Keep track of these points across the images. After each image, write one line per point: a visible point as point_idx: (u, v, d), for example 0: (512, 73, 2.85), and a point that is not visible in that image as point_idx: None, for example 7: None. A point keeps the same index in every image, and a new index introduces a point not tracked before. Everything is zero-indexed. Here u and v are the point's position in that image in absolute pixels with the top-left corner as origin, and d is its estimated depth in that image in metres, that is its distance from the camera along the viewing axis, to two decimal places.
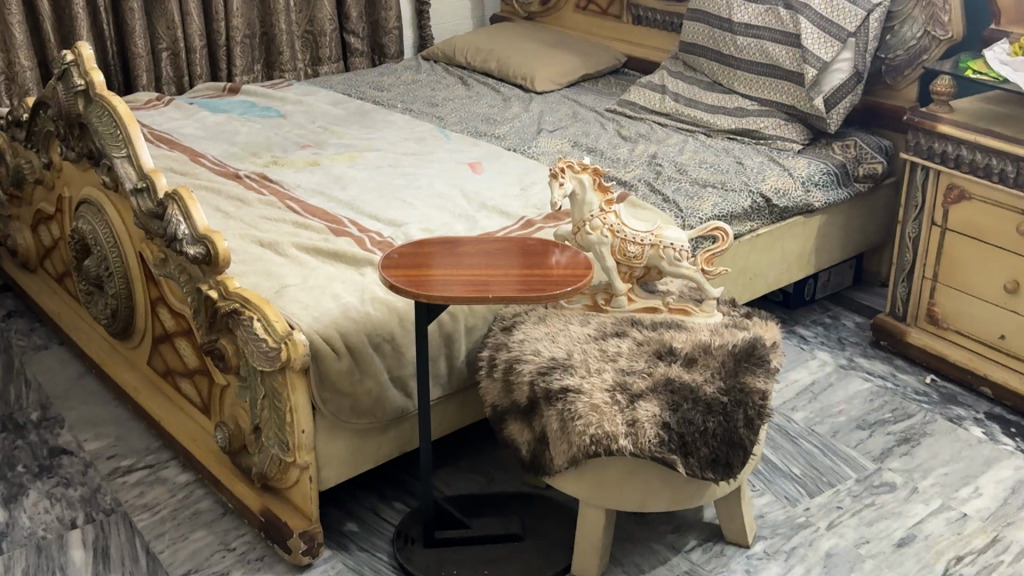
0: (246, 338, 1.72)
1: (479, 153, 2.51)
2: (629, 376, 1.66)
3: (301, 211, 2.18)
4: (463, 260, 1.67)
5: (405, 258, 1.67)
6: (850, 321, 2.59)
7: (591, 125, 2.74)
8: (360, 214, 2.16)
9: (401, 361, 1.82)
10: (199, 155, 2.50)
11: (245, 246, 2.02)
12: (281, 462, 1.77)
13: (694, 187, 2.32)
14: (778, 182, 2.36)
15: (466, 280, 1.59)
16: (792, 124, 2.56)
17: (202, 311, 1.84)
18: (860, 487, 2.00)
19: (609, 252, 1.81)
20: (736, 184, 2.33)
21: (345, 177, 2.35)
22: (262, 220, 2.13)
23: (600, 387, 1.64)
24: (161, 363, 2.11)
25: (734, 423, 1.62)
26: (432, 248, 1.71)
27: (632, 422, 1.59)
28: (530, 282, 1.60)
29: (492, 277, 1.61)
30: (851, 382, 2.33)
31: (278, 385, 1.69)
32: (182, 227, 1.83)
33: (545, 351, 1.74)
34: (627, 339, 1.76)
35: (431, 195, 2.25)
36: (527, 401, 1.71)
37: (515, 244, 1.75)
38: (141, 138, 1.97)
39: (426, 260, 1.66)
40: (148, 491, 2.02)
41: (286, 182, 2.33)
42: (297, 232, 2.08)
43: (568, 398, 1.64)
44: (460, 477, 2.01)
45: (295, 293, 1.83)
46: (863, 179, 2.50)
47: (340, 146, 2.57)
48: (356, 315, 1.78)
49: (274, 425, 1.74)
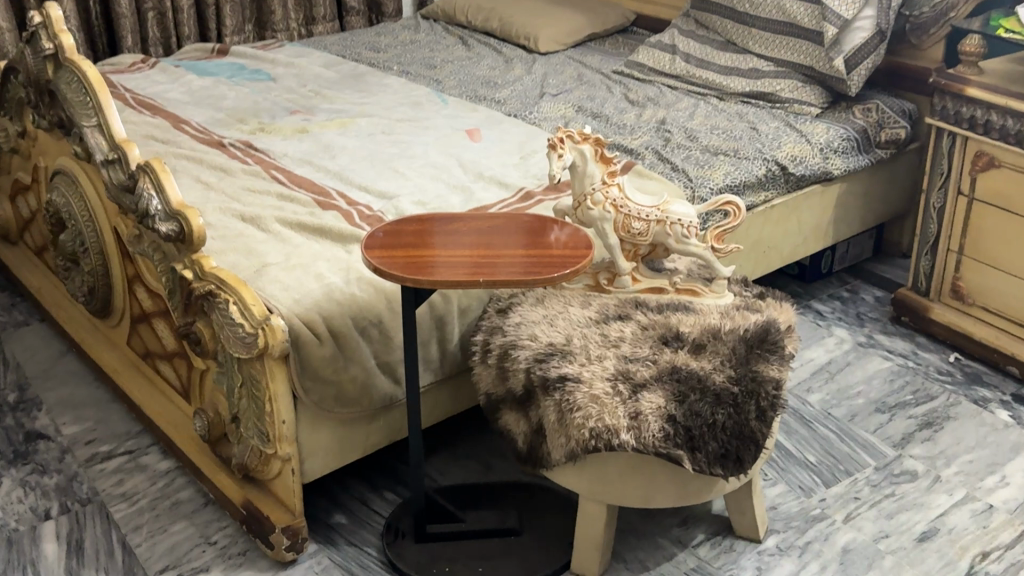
0: (222, 323, 1.61)
1: (478, 119, 2.38)
2: (632, 364, 1.54)
3: (287, 183, 2.05)
4: (457, 239, 1.54)
5: (393, 236, 1.54)
6: (869, 295, 2.46)
7: (597, 88, 2.60)
8: (349, 186, 2.04)
9: (389, 346, 1.70)
10: (183, 122, 2.38)
11: (225, 221, 1.90)
12: (261, 454, 1.66)
13: (705, 156, 2.18)
14: (795, 150, 2.23)
15: (459, 261, 1.47)
16: (810, 86, 2.41)
17: (178, 292, 1.72)
18: (879, 476, 1.88)
19: (611, 228, 1.69)
20: (750, 151, 2.20)
21: (334, 145, 2.22)
22: (245, 192, 2.01)
23: (601, 376, 1.53)
24: (140, 343, 2.00)
25: (745, 415, 1.50)
26: (426, 224, 1.58)
27: (635, 415, 1.47)
28: (527, 263, 1.48)
29: (487, 258, 1.49)
30: (871, 362, 2.21)
31: (257, 373, 1.58)
32: (155, 202, 1.71)
33: (542, 336, 1.62)
34: (630, 323, 1.64)
35: (425, 164, 2.12)
36: (523, 390, 1.59)
37: (514, 221, 1.62)
38: (112, 106, 1.84)
39: (418, 238, 1.54)
40: (126, 480, 1.92)
41: (273, 151, 2.20)
42: (280, 205, 1.95)
43: (566, 387, 1.53)
44: (455, 465, 1.90)
45: (276, 273, 1.71)
46: (885, 146, 2.36)
47: (331, 112, 2.43)
48: (340, 298, 1.66)
49: (253, 415, 1.63)
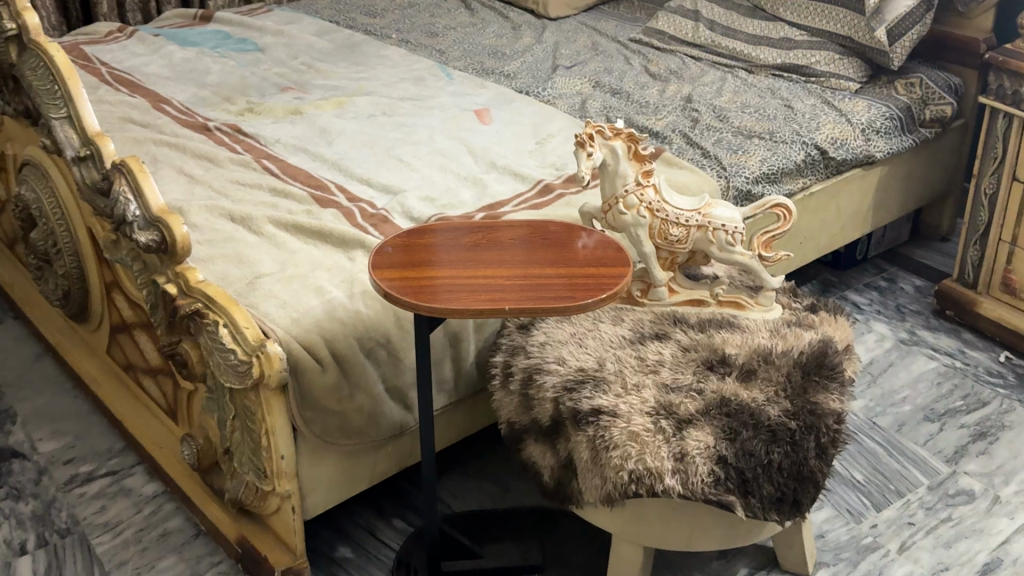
0: (211, 347, 1.44)
1: (487, 96, 2.18)
2: (674, 396, 1.37)
3: (281, 176, 1.86)
4: (472, 255, 1.36)
5: (401, 253, 1.35)
6: (908, 284, 2.29)
7: (614, 59, 2.40)
8: (349, 179, 1.85)
9: (399, 368, 1.52)
10: (164, 101, 2.17)
11: (213, 222, 1.71)
12: (257, 489, 1.49)
13: (738, 140, 2.00)
14: (835, 131, 2.05)
15: (477, 284, 1.29)
16: (848, 58, 2.21)
17: (161, 308, 1.54)
18: (934, 497, 1.72)
19: (647, 235, 1.50)
20: (787, 134, 2.01)
21: (331, 129, 2.03)
22: (235, 187, 1.82)
23: (640, 410, 1.35)
24: (120, 354, 1.82)
25: (804, 454, 1.33)
26: (438, 237, 1.40)
27: (681, 456, 1.30)
28: (554, 286, 1.29)
29: (508, 279, 1.30)
30: (915, 362, 2.04)
31: (251, 405, 1.41)
32: (133, 207, 1.52)
33: (571, 360, 1.45)
34: (669, 343, 1.46)
35: (431, 152, 1.93)
36: (550, 421, 1.42)
37: (538, 231, 1.43)
38: (83, 95, 1.64)
39: (430, 254, 1.35)
40: (110, 507, 1.75)
41: (264, 136, 2.01)
42: (274, 203, 1.77)
43: (601, 422, 1.35)
44: (470, 488, 1.74)
45: (272, 286, 1.53)
46: (929, 124, 2.17)
47: (326, 89, 2.24)
48: (344, 316, 1.48)
49: (247, 449, 1.45)
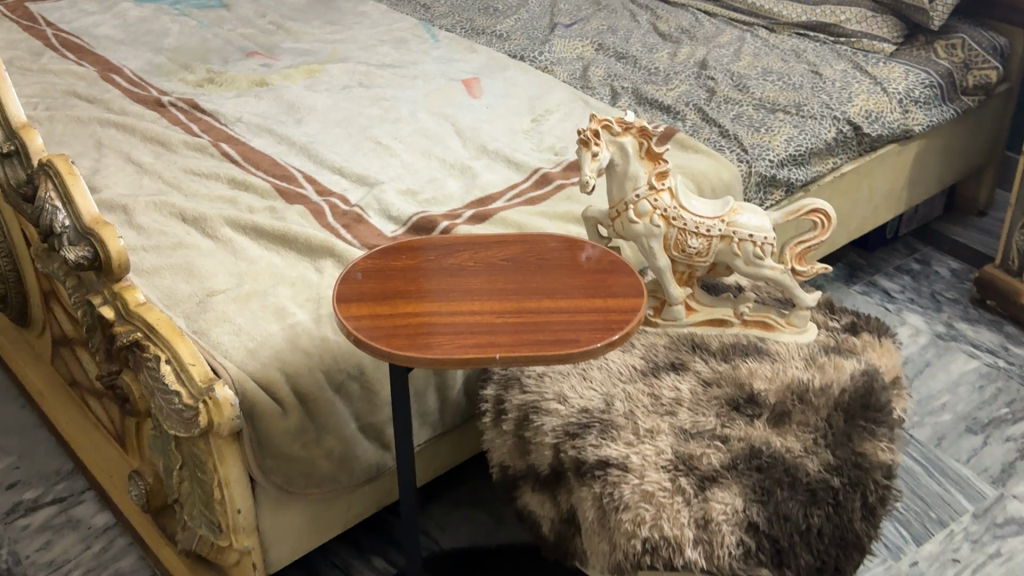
0: (152, 386, 1.23)
1: (477, 62, 1.95)
2: (694, 444, 1.17)
3: (243, 164, 1.63)
4: (457, 283, 1.15)
5: (374, 281, 1.15)
6: (943, 268, 2.08)
7: (619, 15, 2.17)
8: (320, 167, 1.62)
9: (374, 402, 1.32)
10: (114, 70, 1.93)
11: (162, 223, 1.49)
12: (212, 544, 1.29)
13: (760, 114, 1.77)
14: (870, 103, 1.81)
15: (461, 324, 1.08)
16: (881, 15, 1.98)
17: (98, 333, 1.33)
18: (980, 527, 1.53)
19: (661, 247, 1.29)
20: (815, 107, 1.78)
21: (301, 104, 1.80)
22: (189, 178, 1.60)
23: (654, 464, 1.15)
24: (64, 368, 1.61)
25: (848, 515, 1.13)
26: (418, 257, 1.19)
27: (703, 523, 1.10)
28: (553, 324, 1.08)
29: (500, 315, 1.10)
30: (954, 362, 1.84)
31: (201, 454, 1.20)
32: (61, 217, 1.31)
33: (573, 397, 1.24)
34: (688, 376, 1.25)
35: (414, 132, 1.70)
36: (550, 470, 1.22)
37: (536, 249, 1.21)
38: (6, 79, 1.41)
39: (406, 282, 1.14)
40: (56, 542, 1.56)
41: (224, 113, 1.78)
42: (233, 198, 1.54)
43: (609, 477, 1.15)
44: (459, 519, 1.55)
45: (226, 307, 1.32)
46: (972, 92, 1.94)
47: (297, 54, 2.01)
48: (309, 345, 1.27)
49: (198, 501, 1.25)
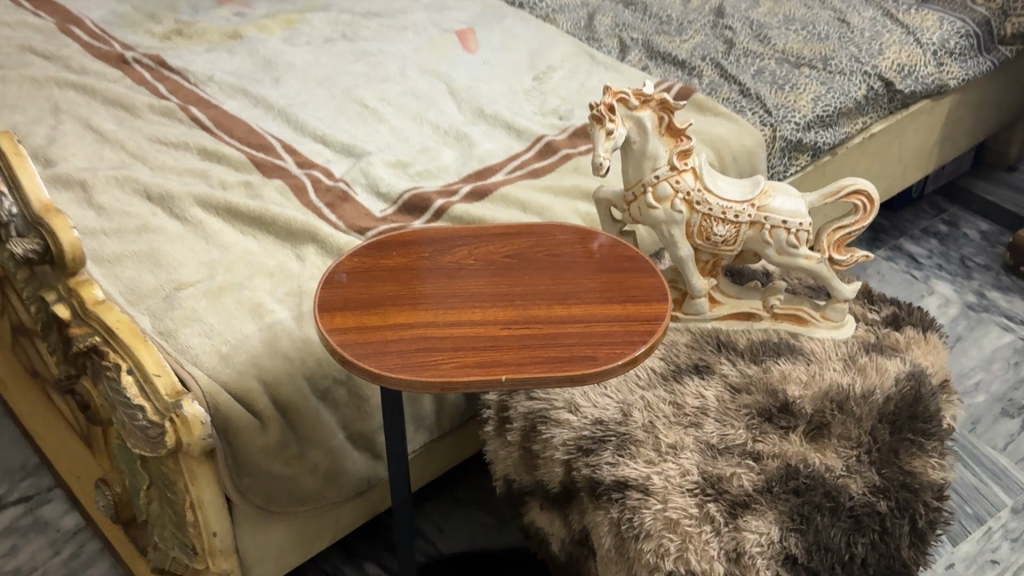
0: (113, 398, 1.10)
1: (472, 12, 1.80)
2: (722, 463, 1.04)
3: (215, 132, 1.48)
4: (455, 286, 1.01)
5: (361, 283, 1.01)
6: (972, 230, 1.96)
7: None
8: (301, 134, 1.47)
9: (363, 409, 1.19)
10: (73, 20, 1.76)
11: (125, 202, 1.34)
12: (187, 566, 1.17)
13: (783, 70, 1.61)
14: (902, 56, 1.66)
15: (460, 337, 0.95)
16: None
17: (55, 333, 1.19)
18: (1020, 524, 1.42)
19: (683, 234, 1.15)
20: (843, 61, 1.63)
21: (278, 60, 1.64)
22: (156, 148, 1.44)
23: (678, 486, 1.02)
24: (23, 357, 1.46)
25: (894, 544, 1.01)
26: (410, 254, 1.05)
27: (735, 556, 0.97)
28: (565, 337, 0.95)
29: (506, 326, 0.96)
30: (987, 336, 1.71)
31: (170, 475, 1.07)
32: (9, 203, 1.17)
33: (586, 406, 1.11)
34: (713, 381, 1.12)
35: (403, 93, 1.56)
36: (561, 488, 1.09)
37: (543, 242, 1.07)
38: None
39: (398, 285, 1.01)
40: (21, 548, 1.43)
41: (194, 70, 1.62)
42: (205, 171, 1.40)
43: (628, 501, 1.02)
44: (458, 520, 1.43)
45: (196, 303, 1.18)
46: (1010, 41, 1.79)
47: (274, 2, 1.86)
48: (289, 349, 1.13)
49: (170, 522, 1.13)
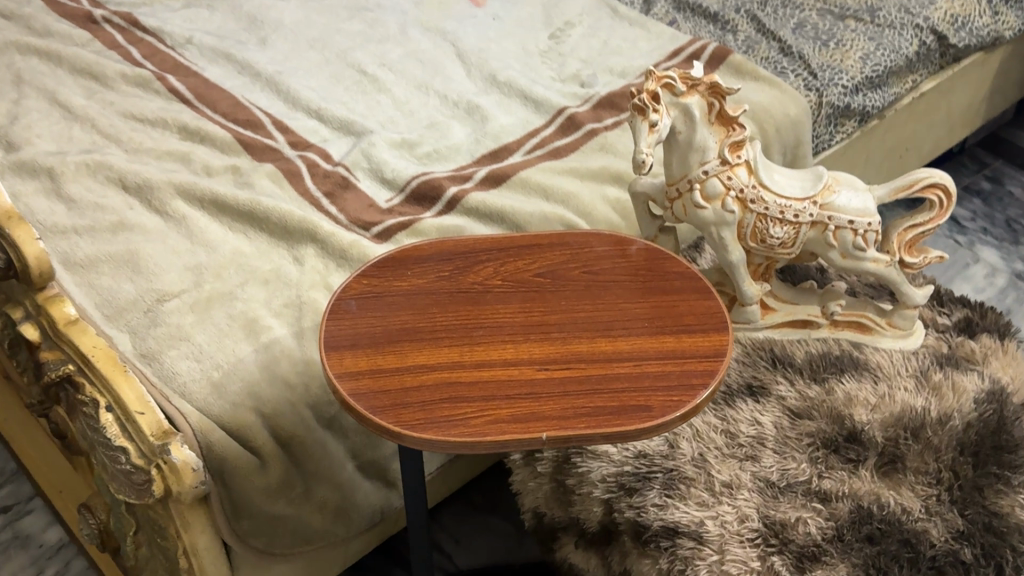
0: (92, 435, 0.96)
1: None
2: (786, 505, 0.92)
3: (197, 105, 1.32)
4: (479, 315, 0.87)
5: (372, 312, 0.87)
6: (1018, 188, 1.83)
7: None
8: (293, 107, 1.32)
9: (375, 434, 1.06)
10: None
11: (98, 192, 1.19)
12: None
13: (826, 23, 1.47)
14: (956, 5, 1.49)
15: (491, 382, 0.81)
16: None
17: (24, 352, 1.05)
18: None
19: (735, 236, 1.01)
20: (893, 13, 1.47)
21: (265, 18, 1.49)
22: (131, 126, 1.29)
23: (736, 534, 0.90)
24: None
25: None
26: (427, 274, 0.91)
27: None
28: (613, 381, 0.82)
29: (543, 367, 0.83)
30: None
31: (160, 522, 0.95)
32: None
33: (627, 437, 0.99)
34: (770, 405, 1.00)
35: (406, 55, 1.40)
36: (600, 529, 0.97)
37: (579, 255, 0.94)
38: None
39: (415, 315, 0.87)
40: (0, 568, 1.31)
41: (171, 31, 1.46)
42: (187, 154, 1.24)
43: (679, 551, 0.90)
44: (476, 529, 1.32)
45: (182, 319, 1.04)
46: None
47: None
48: (290, 375, 1.00)
49: (162, 567, 1.01)
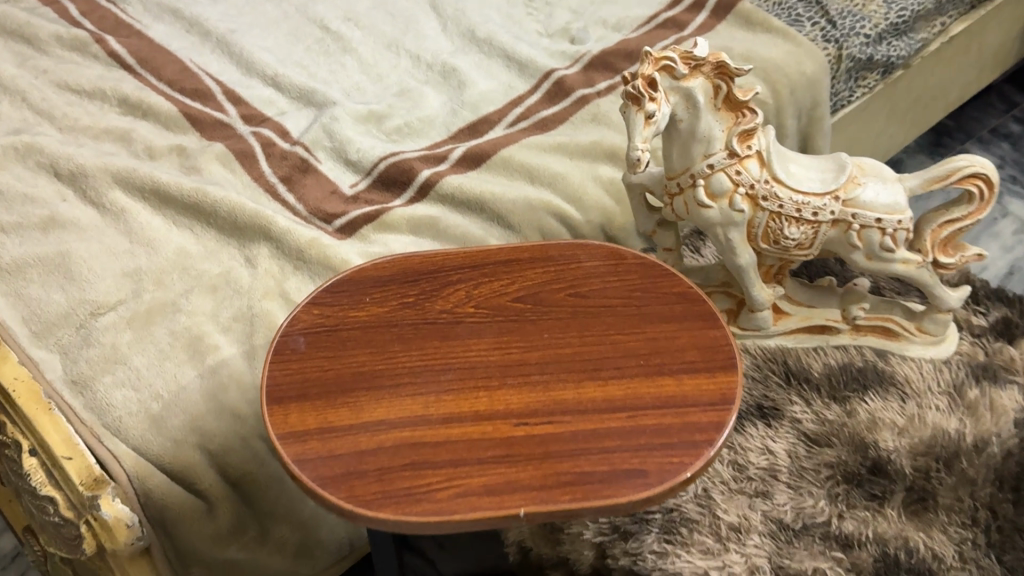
0: (18, 480, 0.85)
1: None
2: (802, 554, 0.81)
3: (139, 72, 1.18)
4: (447, 354, 0.75)
5: (323, 352, 0.75)
6: None
7: None
8: (247, 73, 1.18)
9: None
10: None
11: (26, 181, 1.05)
12: None
13: None
14: None
15: (460, 442, 0.69)
16: None
17: None
18: None
19: (744, 237, 0.88)
20: None
21: None
22: (66, 99, 1.15)
23: None
24: None
25: None
26: (388, 300, 0.79)
27: None
28: (603, 440, 0.70)
29: (521, 421, 0.71)
30: None
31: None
32: None
33: None
34: (784, 430, 0.89)
35: (375, 8, 1.26)
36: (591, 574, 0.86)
37: (564, 273, 0.81)
38: None
39: (372, 355, 0.75)
40: None
41: None
42: (128, 131, 1.10)
43: None
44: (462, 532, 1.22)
45: (118, 336, 0.91)
46: None
47: None
48: (240, 404, 0.88)
49: None
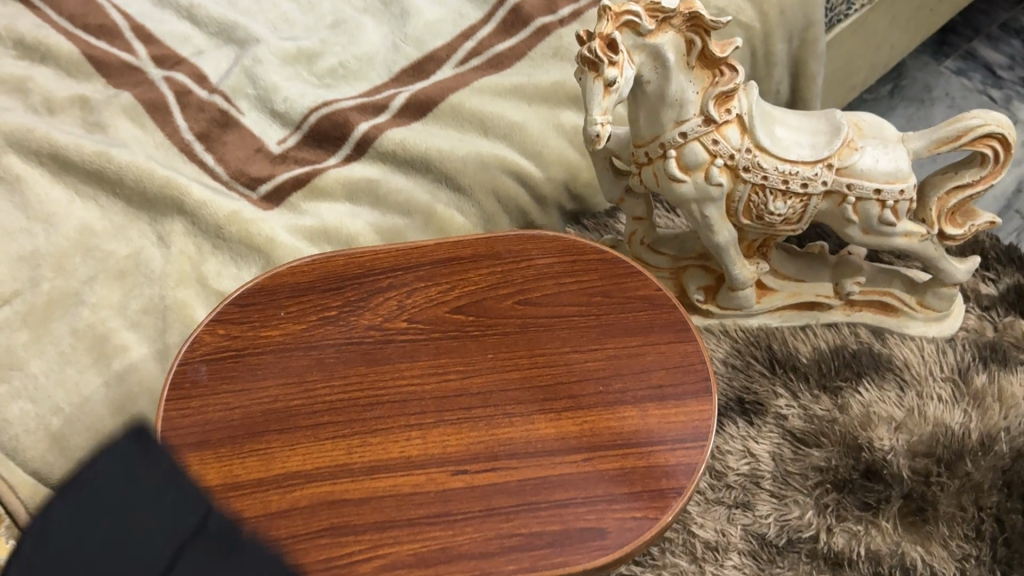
0: None
1: None
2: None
3: (36, 5, 1.01)
4: (375, 384, 0.64)
5: (228, 386, 0.64)
6: None
7: None
8: (160, 6, 1.04)
9: None
10: None
11: None
12: None
13: None
14: None
15: (386, 498, 0.59)
16: None
17: None
18: None
19: (723, 212, 0.77)
20: None
21: None
22: None
23: None
24: None
25: None
26: (307, 317, 0.68)
27: None
28: (553, 491, 0.59)
29: (458, 469, 0.60)
30: None
31: None
32: None
33: None
34: (767, 428, 0.80)
35: None
36: None
37: (513, 275, 0.70)
38: None
39: (285, 388, 0.64)
40: None
41: None
42: (24, 79, 0.93)
43: None
44: None
45: (12, 337, 0.78)
46: None
47: None
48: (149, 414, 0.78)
49: None
